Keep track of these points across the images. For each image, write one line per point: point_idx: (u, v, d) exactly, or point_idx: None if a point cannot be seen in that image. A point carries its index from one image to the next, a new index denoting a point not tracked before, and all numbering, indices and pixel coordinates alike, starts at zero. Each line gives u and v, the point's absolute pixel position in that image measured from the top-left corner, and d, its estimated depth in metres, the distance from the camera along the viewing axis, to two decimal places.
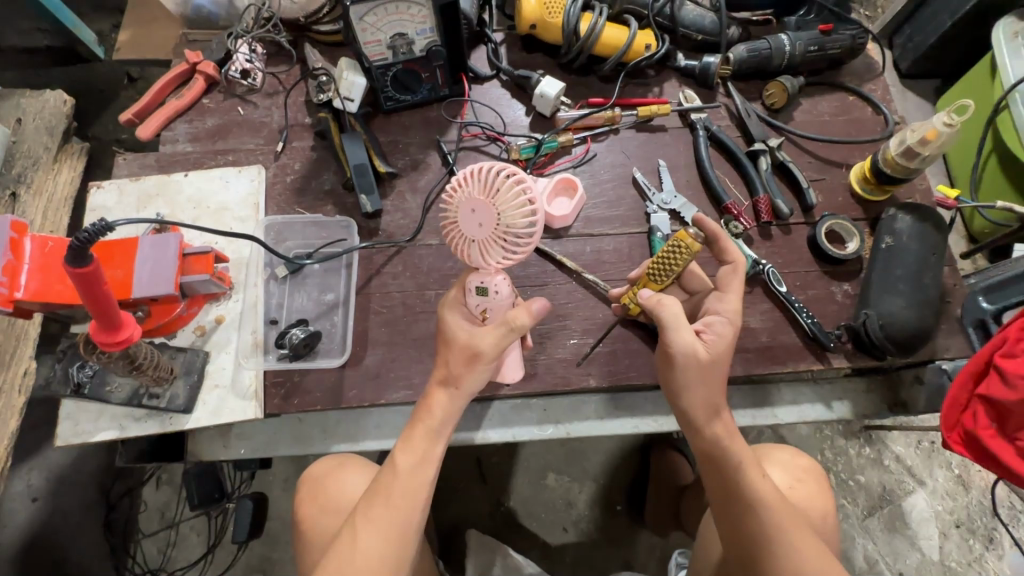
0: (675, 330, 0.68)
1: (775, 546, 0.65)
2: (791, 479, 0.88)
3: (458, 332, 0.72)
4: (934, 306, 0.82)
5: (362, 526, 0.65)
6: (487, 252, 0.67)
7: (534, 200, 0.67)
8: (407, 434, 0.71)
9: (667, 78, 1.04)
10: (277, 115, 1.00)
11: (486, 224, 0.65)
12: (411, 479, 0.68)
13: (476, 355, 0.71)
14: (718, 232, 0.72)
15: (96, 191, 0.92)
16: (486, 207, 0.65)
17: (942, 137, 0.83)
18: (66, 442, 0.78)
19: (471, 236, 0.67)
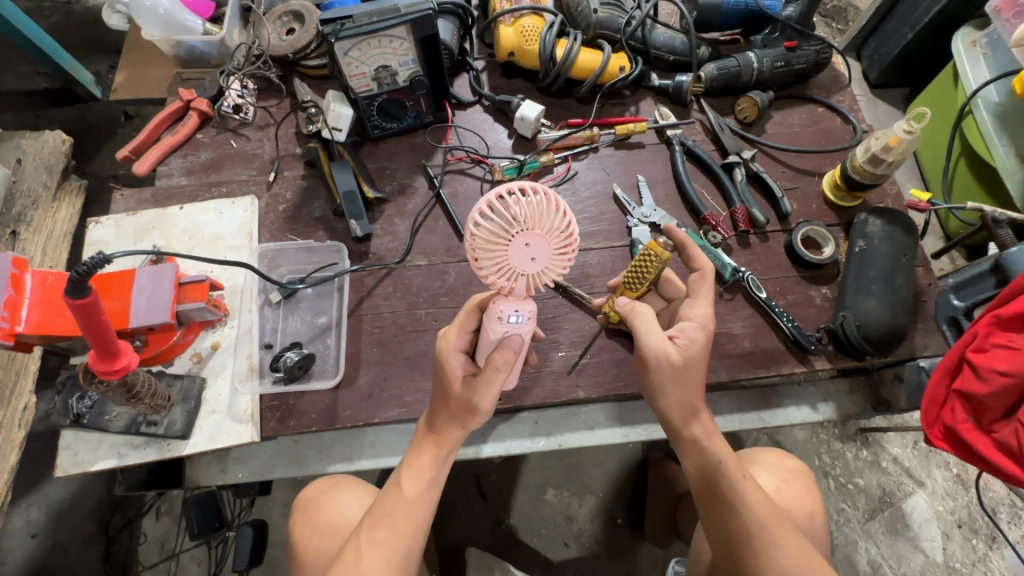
0: (648, 334, 0.70)
1: (756, 545, 0.68)
2: (778, 481, 0.89)
3: (455, 385, 0.70)
4: (907, 305, 0.85)
5: (365, 548, 0.67)
6: (514, 287, 0.63)
7: (534, 222, 0.59)
8: (414, 456, 0.72)
9: (642, 97, 1.09)
10: (268, 147, 1.04)
11: (496, 265, 0.61)
12: (416, 502, 0.69)
13: (471, 409, 0.69)
14: (686, 240, 0.75)
15: (95, 226, 0.95)
16: (542, 240, 0.59)
17: (903, 143, 0.87)
18: (65, 473, 0.79)
19: (521, 270, 0.61)
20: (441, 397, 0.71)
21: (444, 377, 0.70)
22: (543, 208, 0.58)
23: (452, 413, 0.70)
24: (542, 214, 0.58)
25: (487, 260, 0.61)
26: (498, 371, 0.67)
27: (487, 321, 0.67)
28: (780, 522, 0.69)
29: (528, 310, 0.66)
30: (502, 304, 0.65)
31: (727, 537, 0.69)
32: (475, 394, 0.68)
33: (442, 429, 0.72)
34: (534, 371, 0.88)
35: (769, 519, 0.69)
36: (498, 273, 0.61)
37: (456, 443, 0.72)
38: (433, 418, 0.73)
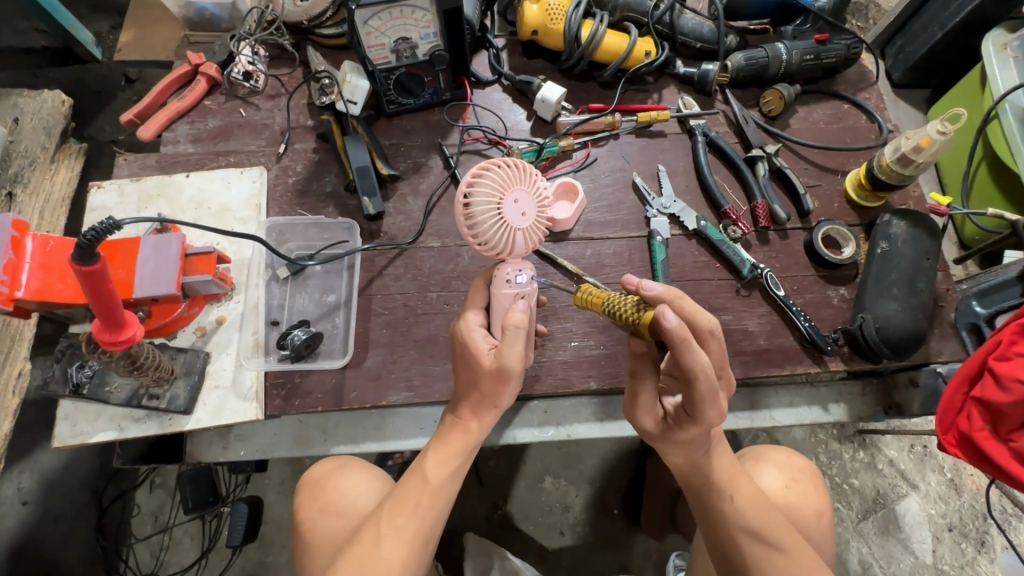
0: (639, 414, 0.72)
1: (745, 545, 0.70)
2: (785, 478, 0.89)
3: (482, 358, 0.67)
4: (928, 310, 0.84)
5: (385, 532, 0.66)
6: (511, 245, 0.67)
7: (515, 181, 0.67)
8: (441, 442, 0.71)
9: (665, 84, 1.06)
10: (279, 117, 1.00)
11: (492, 223, 0.65)
12: (439, 488, 0.68)
13: (505, 375, 0.66)
14: (681, 338, 0.57)
15: (97, 191, 0.92)
16: (527, 193, 0.66)
17: (935, 144, 0.85)
18: (63, 443, 0.78)
19: (516, 226, 0.66)
20: (472, 383, 0.69)
21: (469, 355, 0.68)
22: (519, 168, 0.67)
23: (484, 391, 0.69)
24: (519, 174, 0.67)
25: (485, 227, 0.65)
26: (515, 331, 0.65)
27: (495, 285, 0.70)
28: (777, 532, 0.71)
29: (530, 269, 0.70)
30: (507, 267, 0.69)
31: (727, 551, 0.72)
32: (504, 358, 0.65)
33: (473, 415, 0.71)
34: (546, 360, 0.87)
35: (763, 535, 0.70)
36: (497, 237, 0.66)
37: (483, 432, 0.72)
38: (461, 407, 0.71)
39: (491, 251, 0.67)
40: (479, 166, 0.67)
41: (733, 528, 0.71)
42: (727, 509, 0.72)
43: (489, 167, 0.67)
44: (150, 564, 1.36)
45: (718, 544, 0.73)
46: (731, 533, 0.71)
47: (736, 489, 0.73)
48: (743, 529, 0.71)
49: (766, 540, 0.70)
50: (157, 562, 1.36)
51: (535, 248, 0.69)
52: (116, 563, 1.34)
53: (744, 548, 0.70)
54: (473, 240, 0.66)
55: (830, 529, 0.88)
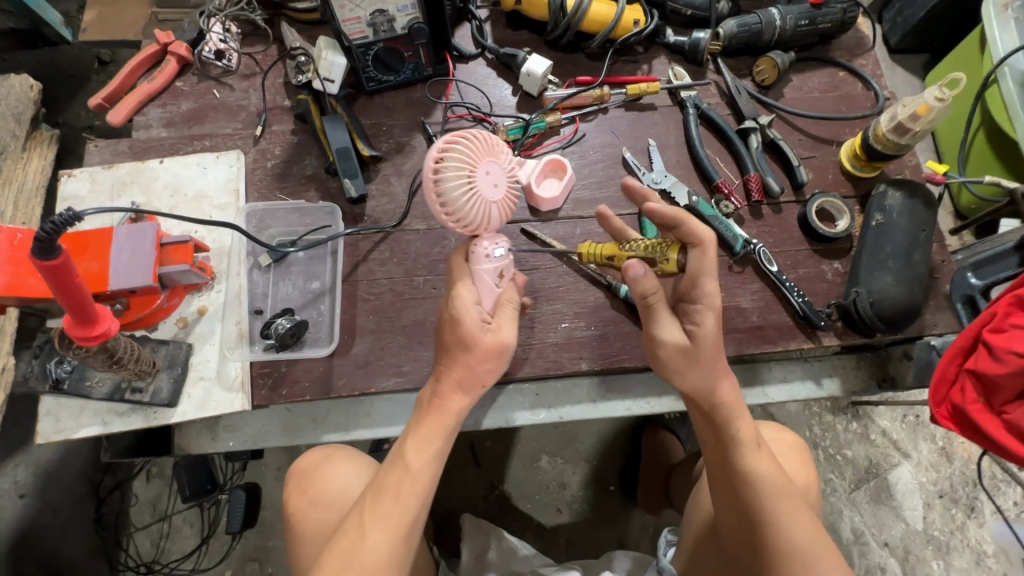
0: (659, 326, 0.69)
1: (767, 508, 0.66)
2: (771, 450, 0.89)
3: (478, 333, 0.69)
4: (923, 282, 0.83)
5: (369, 522, 0.65)
6: (487, 216, 0.68)
7: (480, 150, 0.67)
8: (418, 427, 0.70)
9: (656, 55, 1.02)
10: (254, 98, 0.96)
11: (467, 194, 0.65)
12: (420, 474, 0.68)
13: (504, 349, 0.71)
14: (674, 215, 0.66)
15: (68, 179, 0.88)
16: (496, 165, 0.68)
17: (932, 112, 0.83)
18: (47, 439, 0.77)
19: (490, 199, 0.67)
20: (462, 357, 0.70)
21: (460, 330, 0.69)
22: (484, 142, 0.68)
23: (469, 368, 0.70)
24: (485, 146, 0.68)
25: (459, 201, 0.65)
26: (508, 309, 0.73)
27: (476, 262, 0.72)
28: (796, 496, 0.68)
29: (505, 241, 0.73)
30: (484, 241, 0.71)
31: (747, 510, 0.67)
32: (501, 331, 0.71)
33: (455, 390, 0.70)
34: (537, 343, 0.85)
35: (788, 495, 0.67)
36: (472, 211, 0.66)
37: (462, 410, 0.71)
38: (442, 381, 0.71)
39: (466, 225, 0.68)
40: (445, 139, 0.66)
41: (761, 488, 0.66)
42: (757, 467, 0.67)
43: (456, 139, 0.66)
44: (151, 552, 1.37)
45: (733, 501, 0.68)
46: (751, 488, 0.67)
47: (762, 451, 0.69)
48: (763, 489, 0.66)
49: (790, 500, 0.67)
50: (158, 550, 1.37)
51: (505, 221, 0.71)
52: (118, 552, 1.35)
53: (764, 507, 0.66)
54: (446, 216, 0.66)
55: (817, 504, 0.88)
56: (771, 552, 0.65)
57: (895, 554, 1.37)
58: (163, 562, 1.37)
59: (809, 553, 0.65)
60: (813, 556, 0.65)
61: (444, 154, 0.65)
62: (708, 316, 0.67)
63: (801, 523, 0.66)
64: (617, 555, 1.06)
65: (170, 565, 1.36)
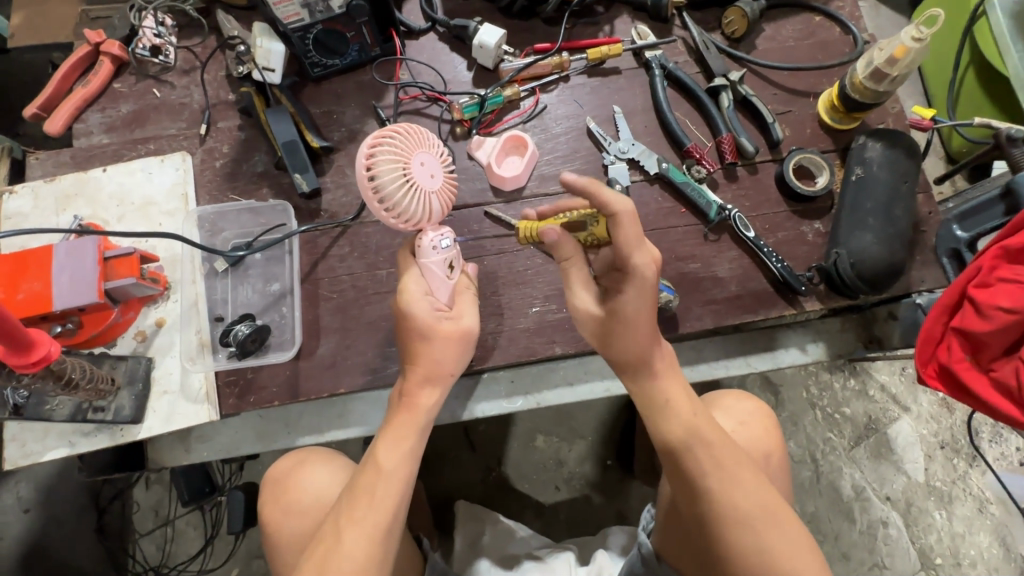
0: (575, 292, 0.73)
1: (708, 473, 0.65)
2: (735, 423, 0.86)
3: (439, 326, 0.71)
4: (907, 238, 0.79)
5: (346, 527, 0.64)
6: (431, 207, 0.67)
7: (410, 142, 0.67)
8: (392, 426, 0.70)
9: (617, 14, 0.96)
10: (196, 94, 0.91)
11: (405, 187, 0.65)
12: (394, 473, 0.67)
13: (466, 336, 0.73)
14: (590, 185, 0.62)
15: (10, 196, 0.85)
16: (431, 156, 0.68)
17: (911, 54, 0.77)
18: (15, 465, 0.75)
19: (429, 190, 0.67)
20: (425, 349, 0.71)
21: (416, 323, 0.70)
22: (414, 133, 0.68)
23: (431, 361, 0.71)
24: (416, 137, 0.68)
25: (397, 197, 0.65)
26: (466, 294, 0.76)
27: (423, 256, 0.71)
28: (739, 463, 0.66)
29: (450, 233, 0.72)
30: (428, 234, 0.70)
31: (688, 477, 0.66)
32: (462, 319, 0.74)
33: (420, 385, 0.71)
34: (508, 329, 0.83)
35: (729, 461, 0.66)
36: (414, 204, 0.66)
37: (432, 406, 0.71)
38: (409, 377, 0.71)
39: (409, 220, 0.67)
40: (376, 135, 0.66)
41: (696, 452, 0.66)
42: (690, 430, 0.67)
43: (386, 135, 0.66)
44: (157, 557, 1.39)
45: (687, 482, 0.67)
46: (694, 457, 0.66)
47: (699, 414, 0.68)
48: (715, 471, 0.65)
49: (730, 464, 0.66)
50: (163, 554, 1.40)
51: (450, 211, 0.71)
52: (125, 559, 1.38)
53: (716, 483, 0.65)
54: (386, 212, 0.65)
55: (783, 468, 0.86)
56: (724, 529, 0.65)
57: (896, 508, 1.36)
58: (170, 565, 1.39)
59: (759, 520, 0.64)
60: (766, 524, 0.64)
61: (374, 148, 0.65)
62: (634, 287, 0.65)
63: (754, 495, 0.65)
64: (612, 531, 1.05)
65: (177, 568, 1.39)
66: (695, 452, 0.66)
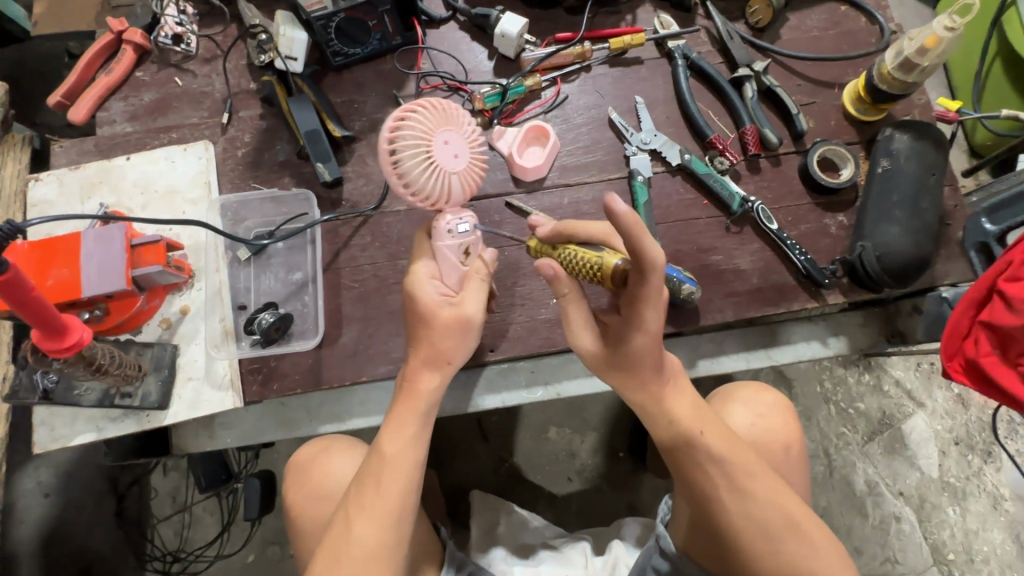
0: (575, 334, 0.69)
1: (713, 472, 0.67)
2: (753, 415, 0.85)
3: (439, 309, 0.69)
4: (933, 231, 0.78)
5: (355, 517, 0.65)
6: (450, 186, 0.67)
7: (439, 120, 0.68)
8: (392, 417, 0.69)
9: (640, 3, 0.95)
10: (218, 83, 0.92)
11: (425, 162, 0.66)
12: (398, 461, 0.67)
13: (466, 323, 0.70)
14: (635, 226, 0.51)
15: (36, 184, 0.86)
16: (456, 134, 0.68)
17: (942, 44, 0.76)
18: (44, 449, 0.77)
19: (451, 170, 0.67)
20: (425, 333, 0.70)
21: (419, 308, 0.70)
22: (445, 111, 0.68)
23: (434, 344, 0.69)
24: (444, 117, 0.68)
25: (415, 173, 0.65)
26: (478, 280, 0.71)
27: (438, 238, 0.71)
28: (748, 465, 0.68)
29: (471, 217, 0.72)
30: (447, 217, 0.71)
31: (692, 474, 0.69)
32: (464, 305, 0.70)
33: (421, 368, 0.70)
34: (529, 320, 0.83)
35: (735, 463, 0.67)
36: (431, 182, 0.66)
37: (435, 392, 0.70)
38: (414, 361, 0.70)
39: (426, 198, 0.67)
40: (404, 108, 0.67)
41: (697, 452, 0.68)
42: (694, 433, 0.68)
43: (414, 109, 0.67)
44: (175, 542, 1.41)
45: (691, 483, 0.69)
46: (695, 457, 0.68)
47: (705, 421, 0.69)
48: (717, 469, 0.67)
49: (737, 466, 0.67)
50: (181, 539, 1.41)
51: (470, 197, 0.70)
52: (144, 543, 1.40)
53: (720, 484, 0.67)
54: (406, 189, 0.66)
55: (801, 459, 0.86)
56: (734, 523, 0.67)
57: (910, 503, 1.36)
58: (188, 550, 1.41)
59: (766, 518, 0.66)
60: (770, 521, 0.66)
61: (400, 123, 0.66)
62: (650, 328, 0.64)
63: (766, 490, 0.67)
64: (627, 522, 1.06)
65: (195, 553, 1.40)
66: (694, 450, 0.68)
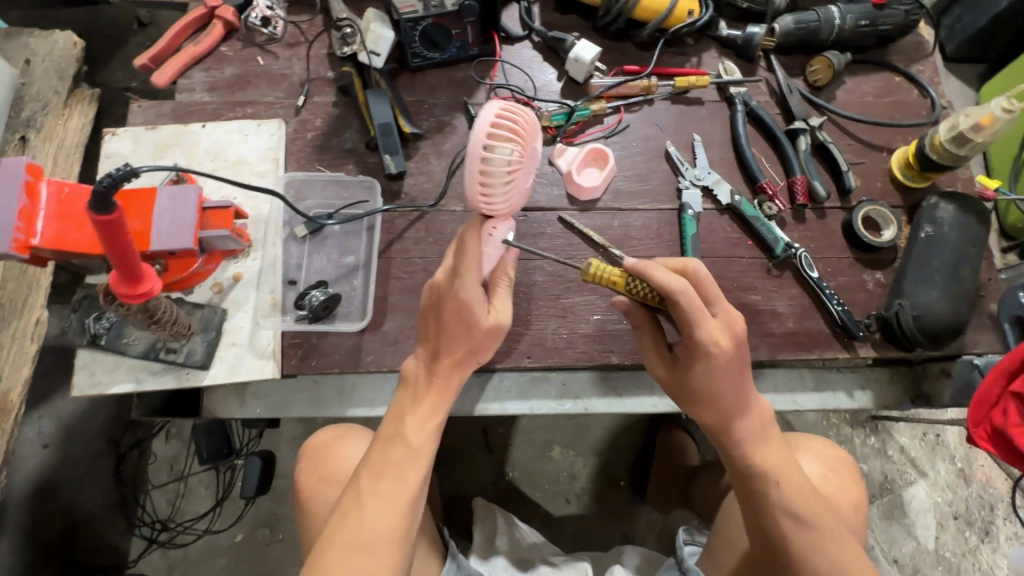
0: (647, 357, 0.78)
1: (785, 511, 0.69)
2: (823, 469, 0.87)
3: (482, 318, 0.70)
4: (969, 300, 0.80)
5: (368, 496, 0.66)
6: (514, 200, 0.71)
7: (523, 135, 0.66)
8: (413, 403, 0.71)
9: (706, 48, 0.99)
10: (298, 68, 0.96)
11: (508, 183, 0.67)
12: (417, 446, 0.69)
13: (500, 331, 0.72)
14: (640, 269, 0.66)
15: (111, 138, 0.89)
16: (532, 150, 0.69)
17: (998, 123, 0.80)
18: (82, 393, 0.78)
19: (521, 185, 0.70)
20: (464, 334, 0.71)
21: (466, 312, 0.70)
22: (524, 122, 0.66)
23: (475, 348, 0.72)
24: (525, 129, 0.66)
25: (497, 193, 0.67)
26: (507, 289, 0.74)
27: (485, 241, 0.72)
28: (821, 513, 0.69)
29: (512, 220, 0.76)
30: (500, 222, 0.73)
31: (765, 510, 0.70)
32: (499, 315, 0.72)
33: (453, 369, 0.72)
34: (568, 333, 0.85)
35: (813, 511, 0.69)
36: (505, 201, 0.69)
37: (455, 387, 0.72)
38: (440, 356, 0.71)
39: (495, 213, 0.70)
40: (497, 118, 0.62)
41: (773, 488, 0.70)
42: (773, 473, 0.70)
43: (505, 123, 0.63)
44: (166, 510, 1.40)
45: (757, 519, 0.71)
46: (775, 491, 0.70)
47: (786, 468, 0.71)
48: (794, 512, 0.68)
49: (810, 515, 0.69)
50: (173, 509, 1.40)
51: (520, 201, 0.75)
52: (135, 508, 1.38)
53: (785, 519, 0.69)
54: (489, 207, 0.68)
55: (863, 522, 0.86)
56: (796, 561, 0.68)
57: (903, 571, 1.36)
58: (177, 520, 1.40)
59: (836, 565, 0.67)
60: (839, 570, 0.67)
61: (496, 140, 0.62)
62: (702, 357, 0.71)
63: (838, 542, 0.68)
64: (628, 551, 1.06)
65: (185, 524, 1.39)
66: (772, 485, 0.70)
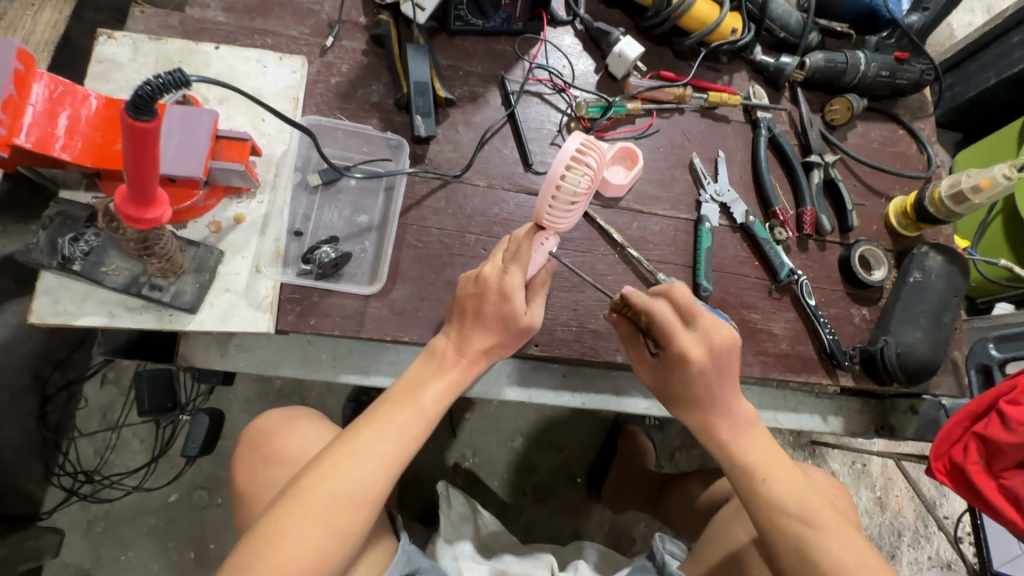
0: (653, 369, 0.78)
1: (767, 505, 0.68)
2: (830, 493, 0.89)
3: (521, 316, 0.71)
4: (941, 344, 0.87)
5: (365, 444, 0.63)
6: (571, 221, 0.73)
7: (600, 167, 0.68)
8: (435, 365, 0.70)
9: (738, 69, 1.01)
10: (328, 6, 0.89)
11: (573, 204, 0.69)
12: (429, 408, 0.67)
13: (530, 331, 0.74)
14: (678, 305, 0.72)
15: (106, 41, 0.79)
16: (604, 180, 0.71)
17: (995, 187, 0.87)
18: (41, 320, 0.68)
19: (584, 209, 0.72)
20: (502, 326, 0.71)
21: (508, 306, 0.70)
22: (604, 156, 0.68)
23: (504, 343, 0.73)
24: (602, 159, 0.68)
25: (561, 211, 0.69)
26: (540, 292, 0.76)
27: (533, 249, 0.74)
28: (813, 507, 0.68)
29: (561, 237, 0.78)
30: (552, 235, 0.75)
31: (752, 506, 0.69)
32: (533, 315, 0.74)
33: (480, 356, 0.72)
34: (577, 326, 0.85)
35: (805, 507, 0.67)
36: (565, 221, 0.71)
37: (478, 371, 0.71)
38: (469, 332, 0.71)
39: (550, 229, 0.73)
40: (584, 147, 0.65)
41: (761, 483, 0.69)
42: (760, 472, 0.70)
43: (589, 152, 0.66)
44: (92, 461, 1.28)
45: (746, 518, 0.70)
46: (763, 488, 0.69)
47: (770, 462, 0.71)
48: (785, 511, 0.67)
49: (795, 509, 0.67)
50: (101, 460, 1.29)
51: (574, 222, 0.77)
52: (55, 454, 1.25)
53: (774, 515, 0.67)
54: (548, 222, 0.70)
55: None
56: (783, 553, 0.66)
57: None
58: (105, 473, 1.28)
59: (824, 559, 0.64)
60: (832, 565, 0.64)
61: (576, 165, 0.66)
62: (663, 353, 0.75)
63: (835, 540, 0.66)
64: (587, 547, 1.08)
65: (113, 478, 1.28)
66: (754, 480, 0.69)
